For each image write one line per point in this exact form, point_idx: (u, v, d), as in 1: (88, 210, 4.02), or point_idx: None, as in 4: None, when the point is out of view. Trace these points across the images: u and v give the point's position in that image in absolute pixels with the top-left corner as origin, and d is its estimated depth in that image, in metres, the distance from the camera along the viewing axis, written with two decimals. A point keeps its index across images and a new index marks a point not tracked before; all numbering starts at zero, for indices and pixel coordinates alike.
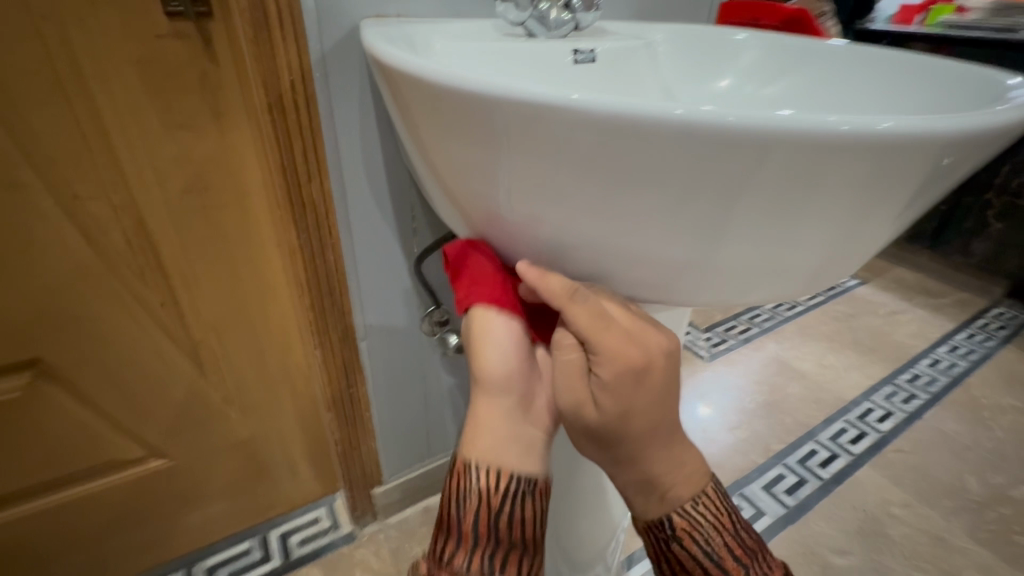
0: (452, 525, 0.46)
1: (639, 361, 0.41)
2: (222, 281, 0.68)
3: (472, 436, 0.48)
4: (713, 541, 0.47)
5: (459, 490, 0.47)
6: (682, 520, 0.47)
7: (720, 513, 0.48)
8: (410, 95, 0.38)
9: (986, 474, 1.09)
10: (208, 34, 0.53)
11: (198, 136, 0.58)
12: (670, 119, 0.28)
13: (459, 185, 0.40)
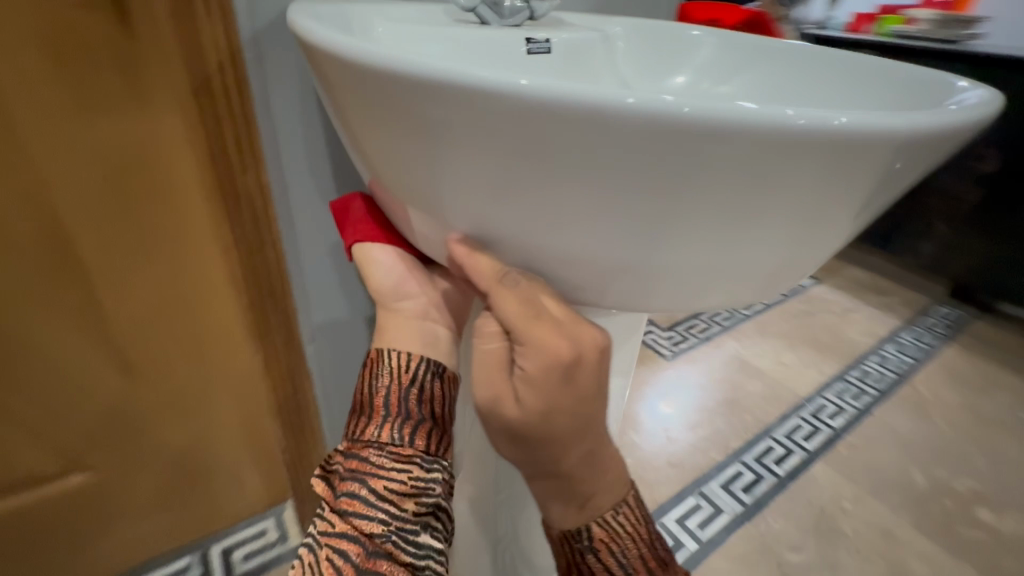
0: (370, 477, 0.45)
1: (567, 356, 0.38)
2: (150, 279, 0.63)
3: (403, 389, 0.49)
4: (629, 553, 0.48)
5: (381, 446, 0.46)
6: (601, 530, 0.48)
7: (638, 525, 0.49)
8: (340, 74, 0.33)
9: (931, 467, 1.13)
10: (121, 7, 0.47)
11: (117, 120, 0.53)
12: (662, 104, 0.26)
13: (390, 175, 0.37)
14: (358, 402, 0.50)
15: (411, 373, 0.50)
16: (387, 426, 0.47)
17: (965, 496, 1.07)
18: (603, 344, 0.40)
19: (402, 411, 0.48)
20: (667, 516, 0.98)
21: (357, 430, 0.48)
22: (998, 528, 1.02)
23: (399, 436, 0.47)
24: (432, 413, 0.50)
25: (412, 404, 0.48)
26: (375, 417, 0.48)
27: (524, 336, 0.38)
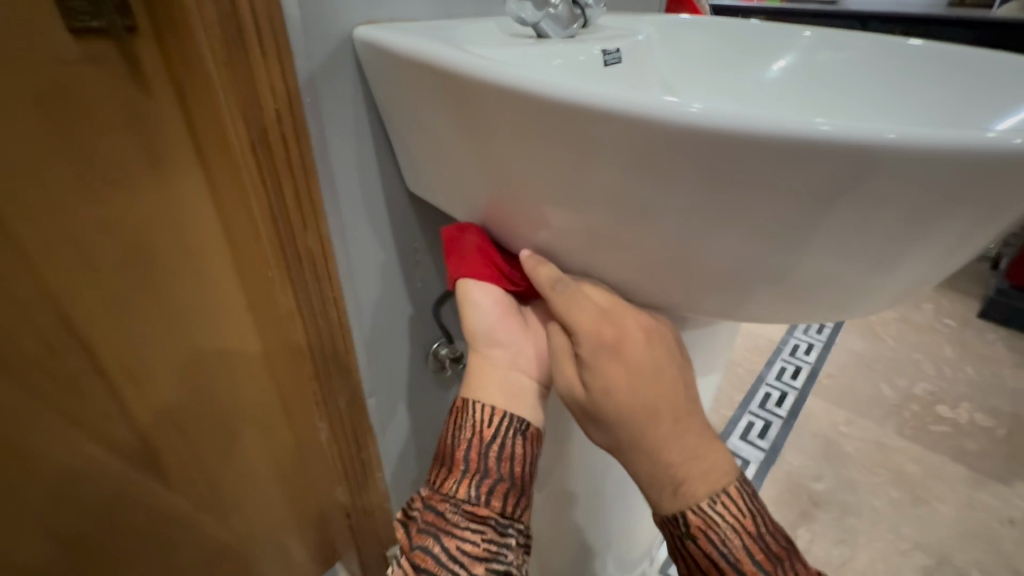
0: (448, 538, 0.42)
1: (610, 338, 0.40)
2: (182, 364, 0.54)
3: (485, 449, 0.45)
4: (732, 543, 0.39)
5: (461, 502, 0.43)
6: (697, 517, 0.40)
7: (744, 513, 0.40)
8: (485, 101, 0.35)
9: (894, 379, 1.30)
10: (136, 57, 0.40)
11: (133, 191, 0.44)
12: (881, 143, 0.25)
13: (530, 188, 0.38)
14: (439, 454, 0.48)
15: (495, 426, 0.46)
16: (464, 484, 0.44)
17: (925, 398, 1.25)
18: (649, 325, 0.42)
19: (481, 467, 0.45)
20: None
21: (432, 484, 0.46)
22: (957, 418, 1.20)
23: (478, 496, 0.44)
24: (513, 475, 0.46)
25: (490, 463, 0.45)
26: (453, 473, 0.45)
27: (572, 326, 0.41)
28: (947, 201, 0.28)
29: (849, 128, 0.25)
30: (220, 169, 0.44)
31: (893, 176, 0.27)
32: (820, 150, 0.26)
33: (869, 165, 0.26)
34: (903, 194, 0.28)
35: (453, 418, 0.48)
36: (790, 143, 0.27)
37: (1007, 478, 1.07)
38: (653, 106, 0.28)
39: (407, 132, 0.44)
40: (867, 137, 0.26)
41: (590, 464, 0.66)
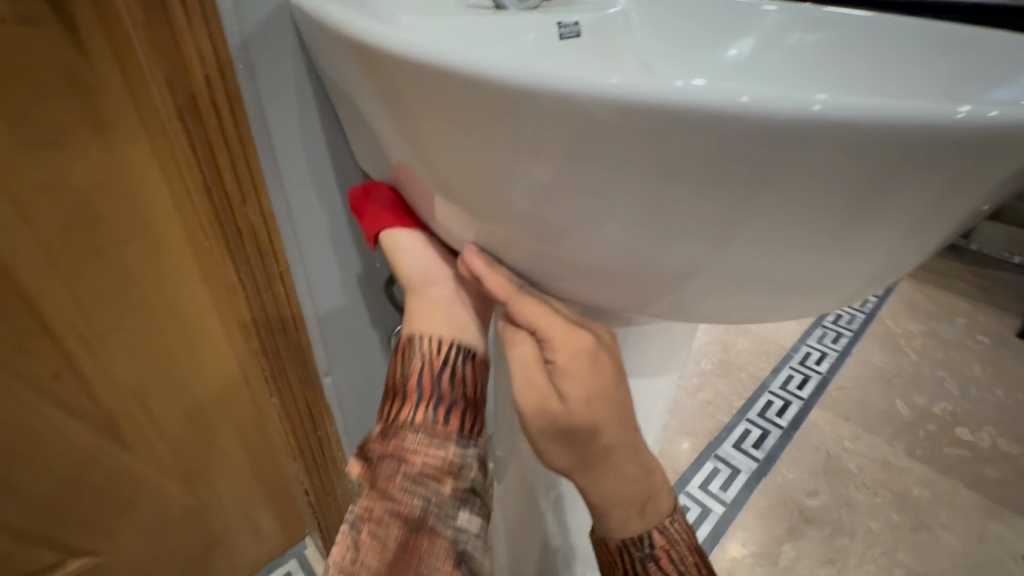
0: (401, 450, 0.44)
1: (586, 344, 0.40)
2: (135, 334, 0.54)
3: (436, 372, 0.46)
4: (685, 559, 0.45)
5: (418, 424, 0.45)
6: (661, 536, 0.45)
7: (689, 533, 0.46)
8: (403, 83, 0.31)
9: (910, 396, 1.21)
10: (72, 20, 0.39)
11: (75, 156, 0.44)
12: (809, 114, 0.22)
13: (462, 184, 0.34)
14: (389, 388, 0.47)
15: (444, 357, 0.46)
16: (419, 407, 0.46)
17: (944, 418, 1.16)
18: (606, 333, 0.42)
19: (435, 392, 0.46)
20: (691, 485, 1.00)
21: (386, 415, 0.46)
22: (977, 442, 1.11)
23: (429, 417, 0.45)
24: (456, 382, 0.47)
25: (444, 386, 0.46)
26: (407, 401, 0.46)
27: (543, 330, 0.40)
28: (885, 178, 0.24)
29: (771, 98, 0.22)
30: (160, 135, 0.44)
31: (820, 157, 0.24)
32: (741, 125, 0.23)
33: (786, 138, 0.23)
34: (829, 170, 0.24)
35: (398, 356, 0.47)
36: (705, 119, 0.23)
37: None
38: (560, 78, 0.25)
39: (345, 102, 0.42)
40: (796, 107, 0.22)
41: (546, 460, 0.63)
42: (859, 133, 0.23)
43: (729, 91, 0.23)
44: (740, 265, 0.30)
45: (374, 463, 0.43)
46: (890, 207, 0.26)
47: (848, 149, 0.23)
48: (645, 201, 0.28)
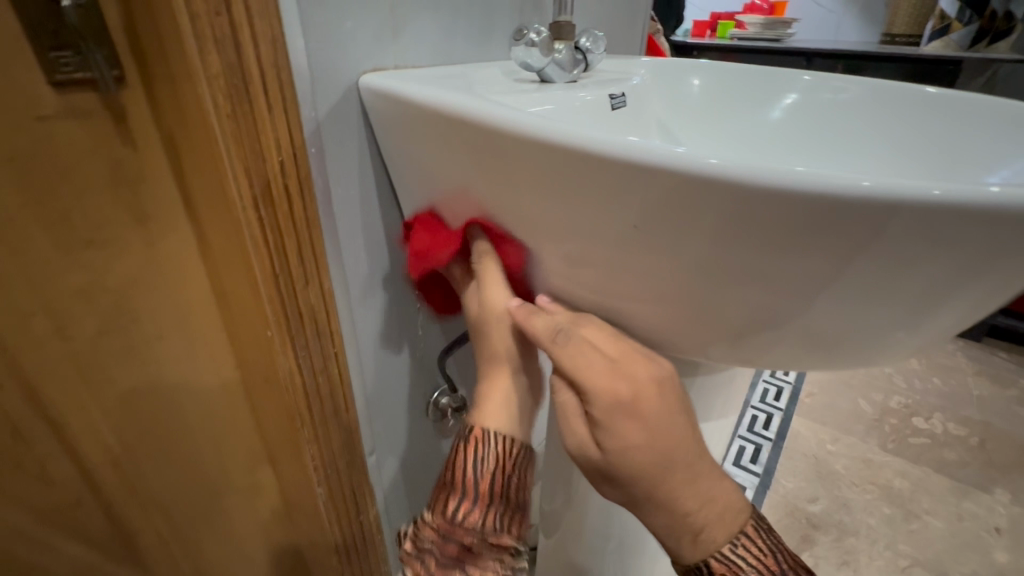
0: (451, 536, 0.41)
1: (626, 396, 0.33)
2: (162, 436, 0.49)
3: (506, 477, 0.42)
4: None
5: (465, 472, 0.41)
6: (721, 565, 0.35)
7: (767, 553, 0.36)
8: (491, 148, 0.33)
9: (870, 394, 1.33)
10: (119, 108, 0.36)
11: (118, 253, 0.40)
12: (928, 205, 0.22)
13: (564, 251, 0.35)
14: (446, 477, 0.42)
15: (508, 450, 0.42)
16: (458, 499, 0.42)
17: (901, 411, 1.28)
18: (659, 375, 0.34)
19: (497, 496, 0.42)
20: None
21: (427, 515, 0.43)
22: (932, 429, 1.24)
23: (466, 509, 0.41)
24: (500, 452, 0.42)
25: (511, 491, 0.43)
26: (467, 500, 0.42)
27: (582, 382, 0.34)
28: (986, 257, 0.24)
29: (898, 189, 0.22)
30: (213, 224, 0.40)
31: (933, 244, 0.24)
32: (856, 211, 0.23)
33: (882, 224, 0.23)
34: (930, 253, 0.24)
35: (468, 447, 0.42)
36: (837, 207, 0.24)
37: (987, 486, 1.10)
38: (678, 160, 0.26)
39: (415, 178, 0.43)
40: (913, 195, 0.22)
41: (605, 516, 0.62)
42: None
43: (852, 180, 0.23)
44: (823, 328, 0.30)
45: (415, 554, 0.43)
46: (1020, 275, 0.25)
47: (956, 238, 0.23)
48: (809, 278, 0.27)
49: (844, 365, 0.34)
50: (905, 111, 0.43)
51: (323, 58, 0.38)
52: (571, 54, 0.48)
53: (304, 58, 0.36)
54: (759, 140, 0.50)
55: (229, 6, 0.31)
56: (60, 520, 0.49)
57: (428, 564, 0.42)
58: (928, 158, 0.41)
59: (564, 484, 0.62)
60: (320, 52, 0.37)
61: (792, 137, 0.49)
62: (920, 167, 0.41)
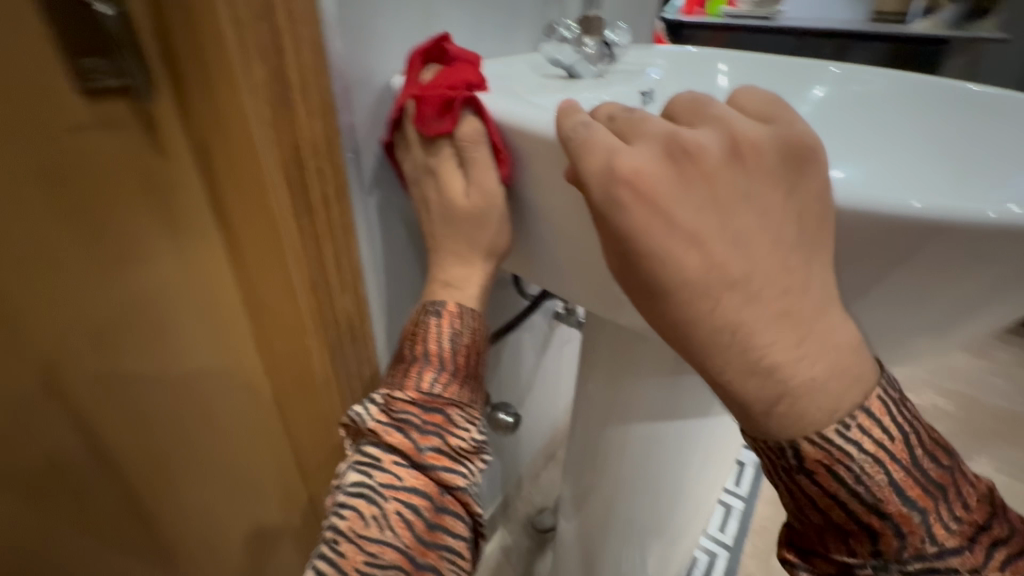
0: (430, 411, 0.38)
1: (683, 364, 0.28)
2: (195, 445, 0.49)
3: (462, 359, 0.41)
4: (874, 480, 0.21)
5: (446, 398, 0.39)
6: (818, 447, 0.21)
7: (893, 432, 0.21)
8: (527, 155, 0.32)
9: None
10: (151, 116, 0.34)
11: (147, 264, 0.39)
12: (983, 221, 0.22)
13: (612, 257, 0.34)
14: (402, 348, 0.41)
15: (458, 342, 0.40)
16: (432, 372, 0.39)
17: None
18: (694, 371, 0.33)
19: (457, 369, 0.40)
20: None
21: (396, 390, 0.39)
22: (920, 403, 1.29)
23: (441, 390, 0.39)
24: (468, 364, 0.41)
25: (470, 374, 0.41)
26: (428, 361, 0.39)
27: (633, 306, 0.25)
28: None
29: (950, 206, 0.22)
30: (246, 234, 0.39)
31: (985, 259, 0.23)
32: (903, 231, 0.23)
33: (930, 242, 0.23)
34: (983, 269, 0.23)
35: (423, 319, 0.40)
36: (894, 227, 0.23)
37: (972, 455, 1.16)
38: None
39: None
40: (972, 217, 0.22)
41: (633, 508, 0.63)
42: None
43: (900, 200, 0.22)
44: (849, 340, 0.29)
45: (389, 427, 0.38)
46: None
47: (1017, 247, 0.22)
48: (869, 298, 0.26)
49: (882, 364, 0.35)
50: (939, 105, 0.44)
51: (358, 60, 0.36)
52: (601, 49, 0.47)
53: (341, 62, 0.35)
54: None
55: (272, 13, 0.30)
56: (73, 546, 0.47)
57: (410, 438, 0.37)
58: (958, 160, 0.41)
59: (587, 475, 0.63)
60: (356, 53, 0.36)
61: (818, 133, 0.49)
62: (954, 168, 0.41)
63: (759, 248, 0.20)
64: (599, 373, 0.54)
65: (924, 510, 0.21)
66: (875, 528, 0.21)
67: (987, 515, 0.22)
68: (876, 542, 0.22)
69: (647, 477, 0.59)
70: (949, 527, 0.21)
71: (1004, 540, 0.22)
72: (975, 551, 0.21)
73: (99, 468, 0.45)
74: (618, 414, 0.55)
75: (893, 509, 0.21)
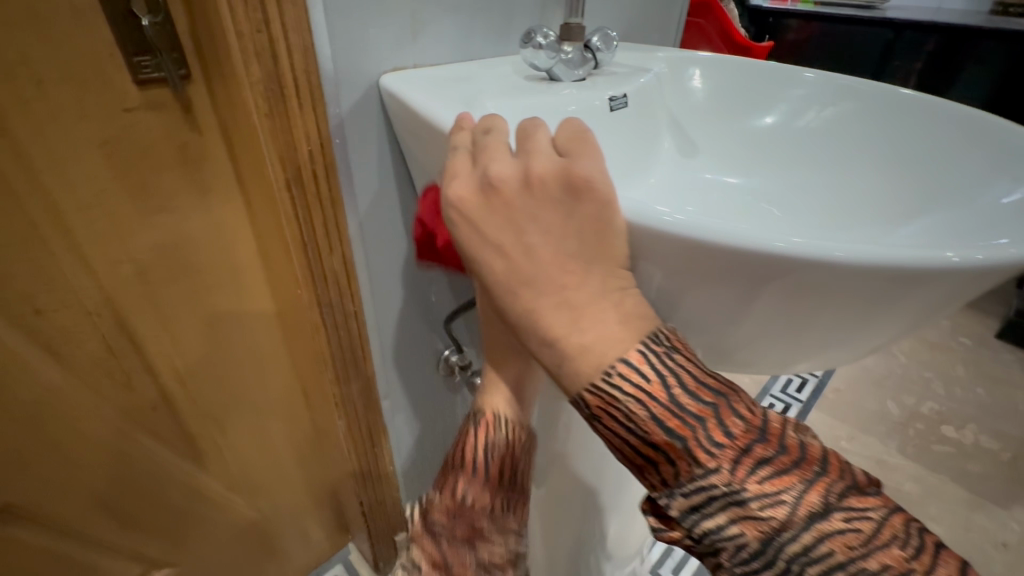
0: None
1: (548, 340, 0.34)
2: (216, 368, 0.59)
3: None
4: (637, 417, 0.28)
5: (474, 506, 0.45)
6: (595, 396, 0.29)
7: (652, 379, 0.28)
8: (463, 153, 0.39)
9: (900, 397, 1.30)
10: (187, 102, 0.44)
11: (182, 216, 0.49)
12: (832, 259, 0.28)
13: None
14: None
15: None
16: None
17: (931, 418, 1.25)
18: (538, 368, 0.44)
19: None
20: None
21: None
22: (961, 440, 1.20)
23: None
24: None
25: None
26: None
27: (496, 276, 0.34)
28: (870, 285, 0.29)
29: (806, 248, 0.27)
30: (258, 198, 0.49)
31: (844, 287, 0.29)
32: (772, 263, 0.29)
33: (792, 273, 0.29)
34: (835, 292, 0.30)
35: None
36: (759, 257, 0.29)
37: (1007, 503, 1.08)
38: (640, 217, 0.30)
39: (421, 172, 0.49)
40: (822, 254, 0.28)
41: (586, 474, 0.68)
42: (907, 262, 0.28)
43: (768, 240, 0.28)
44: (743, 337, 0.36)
45: None
46: (905, 299, 0.30)
47: (804, 280, 0.29)
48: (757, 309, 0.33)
49: (773, 363, 0.41)
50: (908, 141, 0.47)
51: (346, 61, 0.43)
52: (580, 54, 0.51)
53: (330, 63, 0.42)
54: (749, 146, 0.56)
55: (268, 26, 0.38)
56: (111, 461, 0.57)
57: None
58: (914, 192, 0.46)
59: (548, 443, 0.70)
60: (344, 55, 0.43)
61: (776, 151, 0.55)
62: (879, 199, 0.47)
63: (544, 258, 0.30)
64: None
65: (683, 438, 0.27)
66: (653, 458, 0.28)
67: (755, 440, 0.27)
68: (660, 470, 0.28)
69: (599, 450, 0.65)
70: (708, 452, 0.27)
71: (768, 460, 0.27)
72: (732, 469, 0.26)
73: (143, 383, 0.55)
74: None
75: (658, 440, 0.28)
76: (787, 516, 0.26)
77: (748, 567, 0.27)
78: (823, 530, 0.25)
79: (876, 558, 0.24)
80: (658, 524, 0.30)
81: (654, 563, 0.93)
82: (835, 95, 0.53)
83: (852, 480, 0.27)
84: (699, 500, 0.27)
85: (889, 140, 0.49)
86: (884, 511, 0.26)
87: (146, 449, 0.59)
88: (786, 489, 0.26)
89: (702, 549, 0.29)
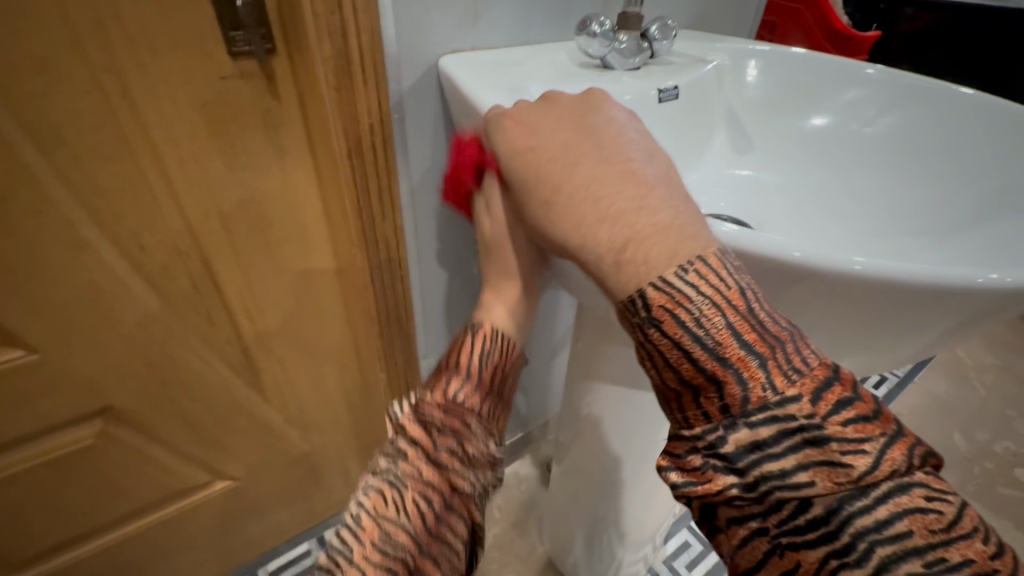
0: (452, 416, 0.40)
1: None
2: (282, 311, 0.67)
3: (490, 369, 0.44)
4: (712, 323, 0.25)
5: (465, 403, 0.41)
6: (660, 293, 0.26)
7: (729, 285, 0.26)
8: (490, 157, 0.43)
9: (971, 431, 1.19)
10: (271, 71, 0.50)
11: (260, 172, 0.56)
12: (845, 268, 0.28)
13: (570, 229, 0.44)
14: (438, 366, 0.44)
15: (484, 350, 0.44)
16: (460, 382, 0.42)
17: (1004, 458, 1.14)
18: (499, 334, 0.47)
19: (469, 373, 0.42)
20: None
21: (427, 394, 0.41)
22: None
23: (464, 398, 0.41)
24: (494, 382, 0.44)
25: (485, 380, 0.43)
26: (444, 375, 0.42)
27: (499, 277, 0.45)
28: (882, 296, 0.29)
29: (819, 255, 0.28)
30: (325, 162, 0.55)
31: (856, 295, 0.30)
32: (784, 268, 0.30)
33: (802, 278, 0.30)
34: (846, 301, 0.30)
35: (469, 338, 0.44)
36: (773, 262, 0.30)
37: None
38: None
39: None
40: (835, 264, 0.28)
41: (603, 455, 0.70)
42: (923, 277, 0.28)
43: (782, 246, 0.29)
44: None
45: (414, 423, 0.39)
46: (919, 312, 0.30)
47: (824, 308, 0.32)
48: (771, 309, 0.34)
49: None
50: (986, 156, 0.45)
51: (408, 42, 0.47)
52: (635, 42, 0.51)
53: (393, 43, 0.46)
54: (802, 147, 0.55)
55: (341, 8, 0.42)
56: (188, 381, 0.66)
57: (434, 442, 0.38)
58: (981, 207, 0.43)
59: (572, 422, 0.72)
60: (406, 35, 0.47)
61: (832, 153, 0.53)
62: (937, 211, 0.45)
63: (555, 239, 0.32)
64: (585, 335, 0.62)
65: (761, 355, 0.25)
66: (719, 376, 0.25)
67: (831, 377, 0.25)
68: (724, 394, 0.25)
69: (616, 433, 0.67)
70: (787, 377, 0.25)
71: (849, 401, 0.25)
72: (813, 400, 0.24)
73: (218, 316, 0.63)
74: (597, 371, 0.62)
75: (730, 352, 0.25)
76: (867, 469, 0.23)
77: (800, 533, 0.24)
78: (902, 505, 0.23)
79: (958, 549, 0.22)
80: (683, 480, 0.27)
81: (669, 555, 0.94)
82: (896, 98, 0.51)
83: (929, 452, 0.25)
84: (766, 433, 0.25)
85: (952, 154, 0.47)
86: (964, 499, 0.23)
87: (217, 375, 0.67)
88: (869, 439, 0.24)
89: (746, 506, 0.26)
